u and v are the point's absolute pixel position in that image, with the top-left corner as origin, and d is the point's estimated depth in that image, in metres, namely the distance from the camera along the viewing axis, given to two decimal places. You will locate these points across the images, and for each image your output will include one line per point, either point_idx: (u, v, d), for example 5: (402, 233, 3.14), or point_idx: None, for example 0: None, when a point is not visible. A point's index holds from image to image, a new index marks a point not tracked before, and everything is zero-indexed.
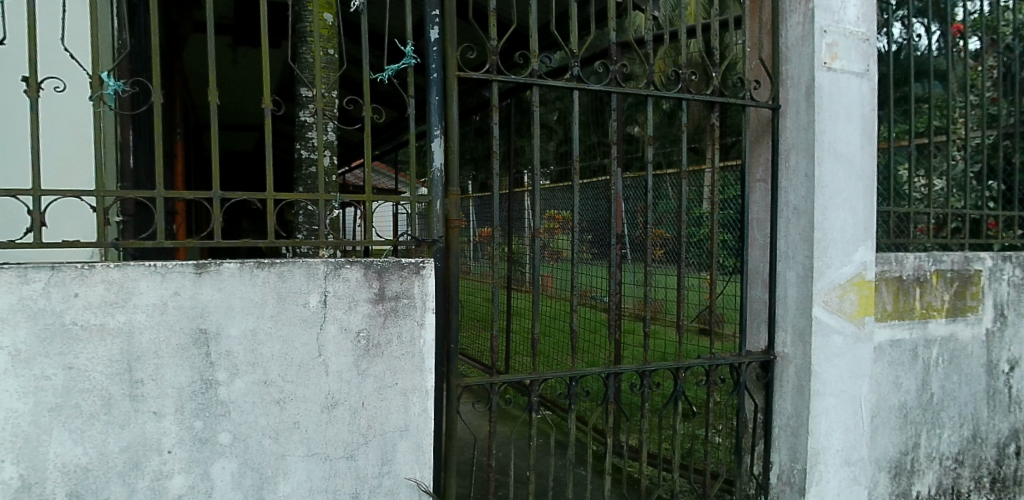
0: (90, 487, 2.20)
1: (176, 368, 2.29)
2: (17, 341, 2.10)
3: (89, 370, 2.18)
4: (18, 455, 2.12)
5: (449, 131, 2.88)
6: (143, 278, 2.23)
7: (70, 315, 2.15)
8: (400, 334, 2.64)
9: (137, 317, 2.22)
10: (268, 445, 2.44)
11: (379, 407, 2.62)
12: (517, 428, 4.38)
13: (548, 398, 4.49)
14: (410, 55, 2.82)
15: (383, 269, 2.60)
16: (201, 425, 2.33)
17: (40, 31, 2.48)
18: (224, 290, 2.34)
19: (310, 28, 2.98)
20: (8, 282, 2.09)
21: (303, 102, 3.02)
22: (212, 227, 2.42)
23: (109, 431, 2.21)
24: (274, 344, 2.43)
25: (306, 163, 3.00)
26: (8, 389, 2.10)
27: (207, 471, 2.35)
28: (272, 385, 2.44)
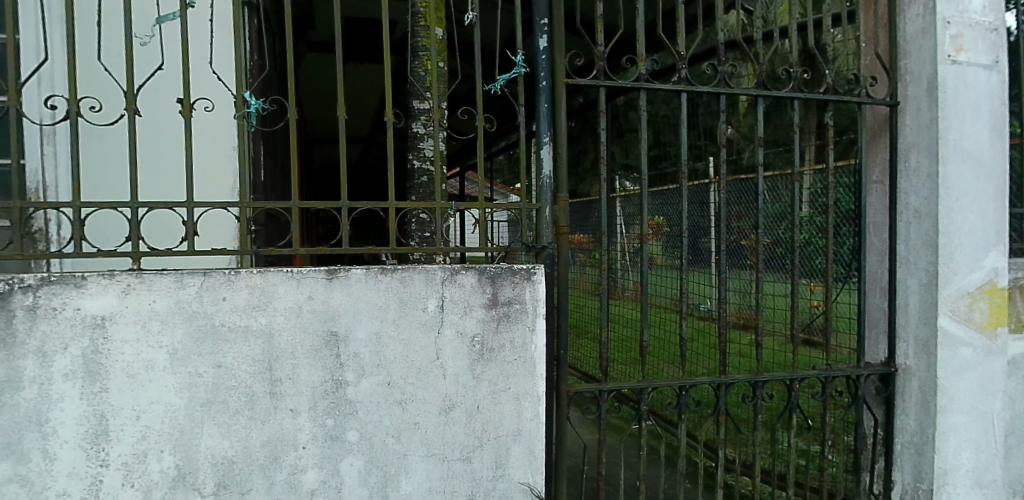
0: (235, 478, 2.34)
1: (310, 368, 2.42)
2: (174, 341, 2.25)
3: (235, 368, 2.32)
4: (174, 447, 2.27)
5: (558, 139, 2.92)
6: (281, 283, 2.37)
7: (219, 316, 2.30)
8: (513, 339, 2.68)
9: (276, 319, 2.37)
10: (392, 444, 2.54)
11: (493, 411, 2.67)
12: (623, 439, 4.31)
13: (655, 408, 4.39)
14: (520, 64, 2.87)
15: (496, 274, 2.66)
16: (332, 423, 2.45)
17: (191, 57, 2.69)
18: (352, 295, 2.46)
19: (424, 43, 3.09)
20: (167, 286, 2.24)
21: (416, 114, 3.13)
22: (341, 235, 2.57)
23: (252, 426, 2.35)
24: (396, 346, 2.53)
25: (419, 173, 3.12)
26: (167, 384, 2.25)
27: (338, 467, 2.46)
28: (394, 387, 2.53)
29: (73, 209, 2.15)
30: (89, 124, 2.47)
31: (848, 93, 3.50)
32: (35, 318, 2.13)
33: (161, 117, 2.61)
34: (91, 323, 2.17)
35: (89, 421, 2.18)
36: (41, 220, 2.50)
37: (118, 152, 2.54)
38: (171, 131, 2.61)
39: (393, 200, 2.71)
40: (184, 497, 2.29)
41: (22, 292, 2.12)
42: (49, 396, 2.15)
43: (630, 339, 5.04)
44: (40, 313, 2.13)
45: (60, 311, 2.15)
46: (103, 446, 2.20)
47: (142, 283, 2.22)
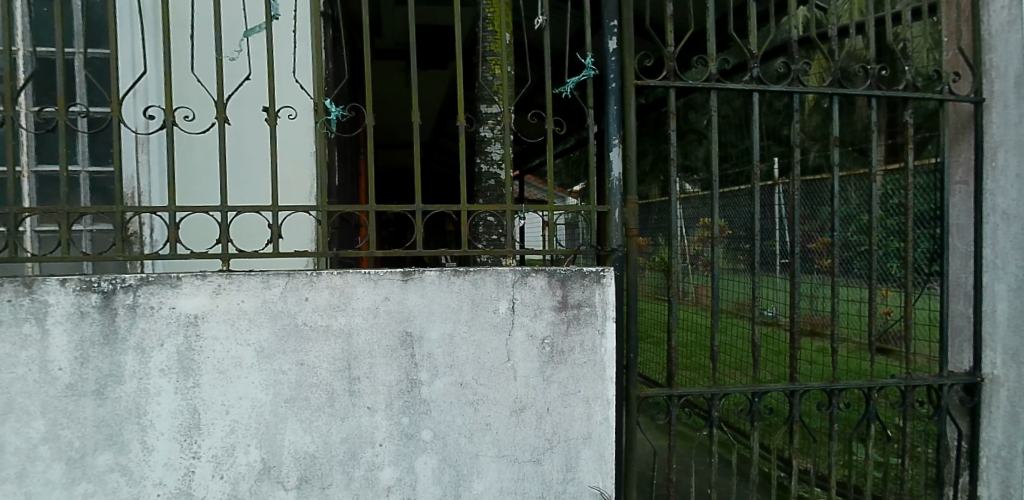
0: (316, 473, 2.40)
1: (387, 367, 2.47)
2: (261, 339, 2.33)
3: (317, 366, 2.40)
4: (260, 441, 2.34)
5: (627, 141, 2.92)
6: (359, 284, 2.44)
7: (302, 316, 2.38)
8: (583, 342, 2.68)
9: (355, 319, 2.43)
10: (465, 444, 2.57)
11: (563, 413, 2.67)
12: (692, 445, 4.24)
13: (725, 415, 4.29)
14: (589, 67, 2.88)
15: (566, 277, 2.66)
16: (407, 422, 2.50)
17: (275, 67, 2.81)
18: (426, 296, 2.51)
19: (492, 49, 3.13)
20: (254, 286, 2.32)
21: (483, 118, 3.16)
22: (415, 237, 2.64)
23: (332, 422, 2.41)
24: (468, 347, 2.56)
25: (486, 177, 3.16)
26: (254, 380, 2.33)
27: (412, 464, 2.51)
28: (467, 388, 2.56)
29: (168, 212, 2.25)
30: (182, 133, 2.59)
31: (928, 90, 3.36)
32: (134, 315, 2.21)
33: (247, 124, 2.72)
34: (184, 321, 2.25)
35: (181, 415, 2.26)
36: (138, 224, 2.65)
37: (207, 158, 2.67)
38: (256, 138, 2.72)
39: (465, 204, 2.78)
40: (269, 490, 2.36)
41: (123, 291, 2.20)
42: (147, 390, 2.23)
43: (698, 346, 4.94)
44: (140, 312, 2.21)
45: (156, 309, 2.23)
46: (195, 439, 2.28)
47: (231, 283, 2.30)
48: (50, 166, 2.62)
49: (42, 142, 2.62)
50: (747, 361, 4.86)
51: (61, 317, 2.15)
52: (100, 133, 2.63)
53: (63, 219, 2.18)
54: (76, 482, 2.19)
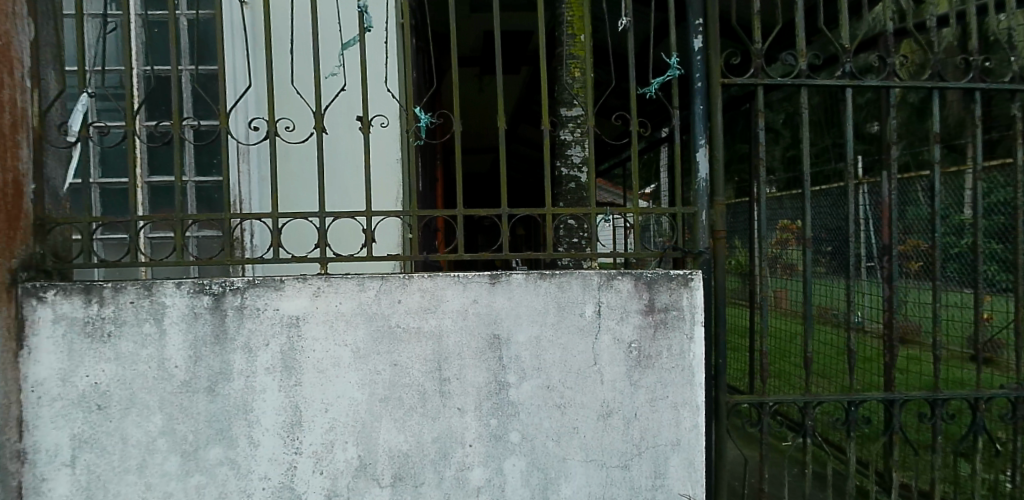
0: (409, 471, 2.44)
1: (476, 369, 2.50)
2: (357, 339, 2.39)
3: (409, 367, 2.44)
4: (356, 438, 2.39)
5: (713, 141, 2.88)
6: (449, 287, 2.48)
7: (395, 318, 2.43)
8: (671, 347, 2.63)
9: (445, 321, 2.48)
10: (552, 447, 2.56)
11: (651, 419, 2.63)
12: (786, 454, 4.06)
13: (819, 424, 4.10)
14: (674, 66, 2.84)
15: (653, 280, 2.62)
16: (495, 423, 2.51)
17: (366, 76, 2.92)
18: (513, 299, 2.53)
19: (573, 51, 3.13)
20: (351, 289, 2.39)
21: (563, 121, 3.16)
22: (502, 240, 2.68)
23: (424, 422, 2.45)
24: (555, 350, 2.56)
25: (568, 180, 3.15)
26: (351, 379, 2.39)
27: (502, 466, 2.52)
28: (554, 391, 2.56)
29: (272, 219, 2.35)
30: (283, 142, 2.71)
31: None
32: (241, 317, 2.29)
33: (341, 132, 2.84)
34: (288, 322, 2.33)
35: (285, 412, 2.32)
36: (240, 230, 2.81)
37: (304, 165, 2.78)
38: (349, 145, 2.82)
39: (550, 207, 2.82)
40: (365, 487, 2.41)
41: (232, 293, 2.28)
42: (254, 387, 2.29)
43: (791, 354, 4.64)
44: (247, 313, 2.29)
45: (262, 311, 2.30)
46: (297, 435, 2.33)
47: (330, 286, 2.36)
48: (162, 177, 2.79)
49: (155, 154, 2.80)
50: (840, 369, 4.61)
51: (177, 317, 2.23)
52: (207, 146, 2.79)
53: (178, 226, 2.30)
54: (191, 475, 2.25)
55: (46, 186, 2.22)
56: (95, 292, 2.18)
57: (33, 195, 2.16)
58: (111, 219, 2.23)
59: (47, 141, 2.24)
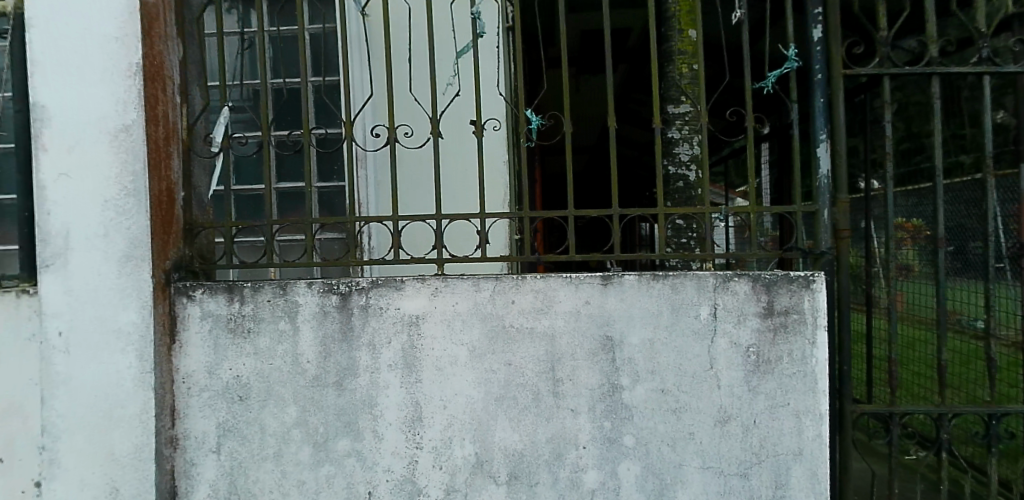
0: (525, 471, 2.46)
1: (589, 370, 2.49)
2: (473, 339, 2.44)
3: (523, 367, 2.46)
4: (473, 436, 2.43)
5: (836, 135, 2.73)
6: (561, 288, 2.48)
7: (509, 318, 2.46)
8: (791, 352, 2.51)
9: (558, 322, 2.48)
10: (668, 453, 2.51)
11: (771, 427, 2.52)
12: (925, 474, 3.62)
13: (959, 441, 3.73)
14: (792, 58, 2.72)
15: (772, 282, 2.51)
16: (609, 426, 2.49)
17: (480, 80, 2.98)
18: (626, 300, 2.50)
19: (681, 47, 3.07)
20: (467, 289, 2.44)
21: (671, 118, 3.11)
22: (613, 241, 2.66)
23: (538, 422, 2.46)
24: (669, 353, 2.51)
25: (676, 178, 3.08)
26: (467, 377, 2.43)
27: (616, 469, 2.50)
28: (669, 395, 2.51)
29: (392, 221, 2.43)
30: (403, 147, 2.81)
31: None
32: (366, 315, 2.39)
33: (452, 136, 2.91)
34: (408, 321, 2.41)
35: (406, 407, 2.40)
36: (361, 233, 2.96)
37: (418, 169, 2.87)
38: (460, 150, 2.89)
39: (661, 207, 2.78)
40: (482, 484, 2.44)
41: (357, 293, 2.38)
42: (378, 383, 2.39)
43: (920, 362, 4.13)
44: (371, 312, 2.39)
45: (384, 310, 2.40)
46: (418, 430, 2.40)
47: (447, 286, 2.42)
48: (293, 183, 2.97)
49: (285, 162, 2.98)
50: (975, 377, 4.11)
51: (309, 315, 2.35)
52: (327, 153, 2.92)
53: (307, 229, 2.41)
54: (322, 464, 2.37)
55: (193, 193, 2.37)
56: (237, 291, 2.32)
57: (182, 202, 2.32)
58: (249, 223, 2.38)
59: (194, 151, 2.38)
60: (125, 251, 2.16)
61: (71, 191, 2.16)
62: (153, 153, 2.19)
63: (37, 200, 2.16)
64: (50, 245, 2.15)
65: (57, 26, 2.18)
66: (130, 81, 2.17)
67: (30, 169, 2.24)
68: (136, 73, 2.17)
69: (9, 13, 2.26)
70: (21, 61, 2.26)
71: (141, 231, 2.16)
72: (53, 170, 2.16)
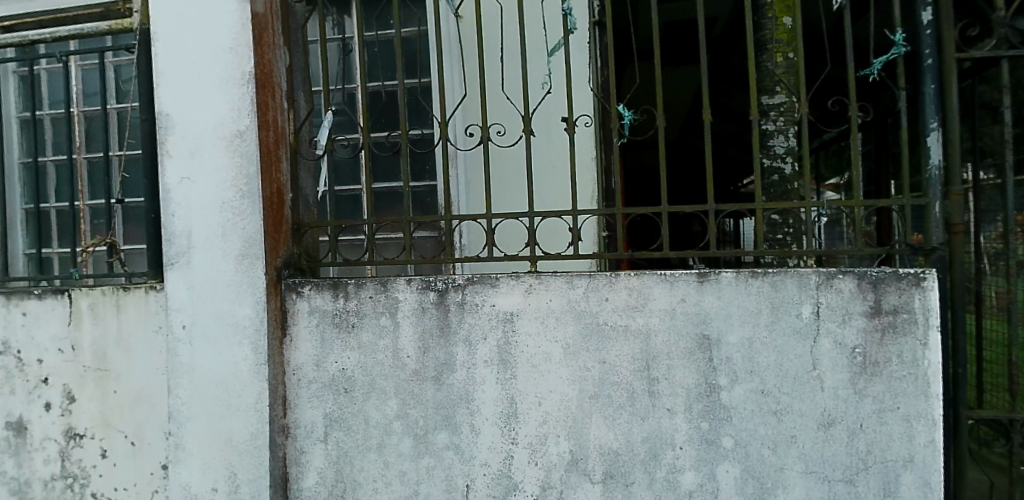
0: (620, 470, 2.44)
1: (685, 369, 2.44)
2: (568, 336, 2.44)
3: (618, 365, 2.44)
4: (569, 433, 2.43)
5: (949, 124, 2.56)
6: (655, 286, 2.43)
7: (603, 315, 2.44)
8: (901, 354, 2.38)
9: (653, 320, 2.44)
10: (769, 456, 2.43)
11: (880, 432, 2.40)
12: None
13: None
14: (900, 43, 2.56)
15: (879, 279, 2.38)
16: (707, 427, 2.44)
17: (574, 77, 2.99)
18: (723, 298, 2.43)
19: (775, 35, 2.96)
20: (560, 287, 2.43)
21: (765, 110, 3.01)
22: (708, 237, 2.60)
23: (633, 421, 2.43)
24: (769, 353, 2.43)
25: (771, 171, 2.97)
26: (561, 374, 2.43)
27: (714, 471, 2.44)
28: (770, 396, 2.43)
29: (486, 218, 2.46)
30: (497, 146, 2.87)
31: None
32: (463, 312, 2.43)
33: (544, 133, 2.95)
34: (503, 317, 2.43)
35: (502, 403, 2.43)
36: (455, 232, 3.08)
37: (508, 167, 2.93)
38: (551, 146, 2.91)
39: (758, 202, 2.66)
40: (577, 481, 2.44)
41: (454, 290, 2.43)
42: (474, 379, 2.43)
43: None
44: (467, 308, 2.43)
45: (480, 307, 2.43)
46: (514, 426, 2.42)
47: (540, 283, 2.43)
48: (391, 183, 3.11)
49: (382, 164, 3.12)
50: None
51: (408, 311, 2.42)
52: (423, 153, 3.02)
53: (406, 228, 2.46)
54: (422, 456, 2.43)
55: (300, 194, 2.48)
56: (342, 287, 2.42)
57: (290, 202, 2.43)
58: (351, 222, 2.46)
59: (300, 154, 2.48)
60: (241, 250, 2.28)
61: (192, 194, 2.31)
62: (264, 156, 2.30)
63: (163, 202, 2.33)
64: (174, 245, 2.31)
65: (177, 40, 2.33)
66: (242, 89, 2.29)
67: (157, 174, 2.41)
68: (248, 81, 2.28)
69: (136, 30, 2.45)
70: (147, 73, 2.44)
71: (254, 231, 2.27)
72: (176, 174, 2.32)
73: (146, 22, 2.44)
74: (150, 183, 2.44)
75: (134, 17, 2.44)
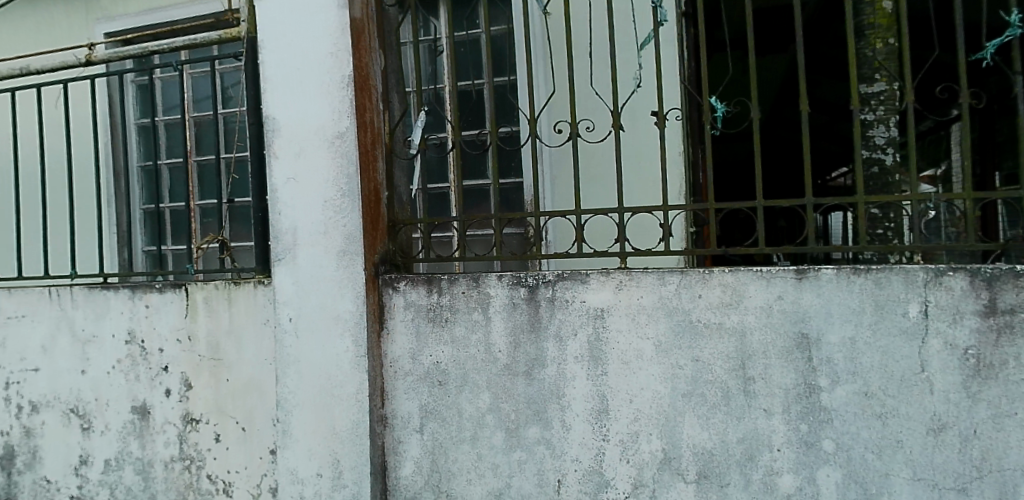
0: (714, 470, 2.38)
1: (783, 369, 2.34)
2: (659, 333, 2.39)
3: (712, 363, 2.37)
4: (661, 432, 2.39)
5: None
6: (751, 282, 2.35)
7: (696, 313, 2.38)
8: (1021, 356, 2.16)
9: (749, 318, 2.35)
10: (873, 461, 2.30)
11: (996, 438, 2.21)
12: None
13: None
14: (1015, 25, 2.34)
15: (994, 277, 2.18)
16: (806, 429, 2.33)
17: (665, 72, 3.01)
18: (823, 296, 2.31)
19: (872, 21, 2.84)
20: (651, 283, 2.39)
21: (863, 99, 2.86)
22: (807, 233, 2.50)
23: (729, 421, 2.37)
24: (874, 354, 2.29)
25: (871, 163, 2.82)
26: (653, 372, 2.39)
27: (814, 475, 2.34)
28: (874, 398, 2.29)
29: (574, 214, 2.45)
30: (585, 142, 2.95)
31: None
32: (553, 307, 2.44)
33: (634, 128, 3.01)
34: (593, 314, 2.42)
35: (593, 399, 2.42)
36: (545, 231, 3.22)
37: (597, 162, 3.03)
38: (641, 139, 2.99)
39: (860, 195, 2.50)
40: (671, 480, 2.40)
41: (544, 286, 2.44)
42: (565, 375, 2.44)
43: None
44: (557, 304, 2.44)
45: (570, 303, 2.43)
46: (605, 423, 2.42)
47: (631, 280, 2.40)
48: (479, 181, 3.26)
49: (473, 163, 3.29)
50: None
51: (499, 307, 2.46)
52: (511, 149, 3.16)
53: (495, 224, 2.43)
54: (514, 449, 2.46)
55: (395, 192, 2.56)
56: (435, 283, 2.48)
57: (386, 200, 2.52)
58: (442, 218, 2.48)
59: (395, 153, 2.57)
60: (342, 247, 2.37)
61: (297, 194, 2.42)
62: (363, 156, 2.38)
63: (271, 200, 2.46)
64: (281, 241, 2.44)
65: (282, 47, 2.45)
66: (343, 92, 2.37)
67: (265, 174, 2.55)
68: (347, 85, 2.37)
69: (243, 38, 2.58)
70: (254, 78, 2.57)
71: (355, 229, 2.36)
72: (283, 175, 2.45)
73: (253, 30, 2.57)
74: (259, 183, 2.58)
75: (241, 26, 2.58)
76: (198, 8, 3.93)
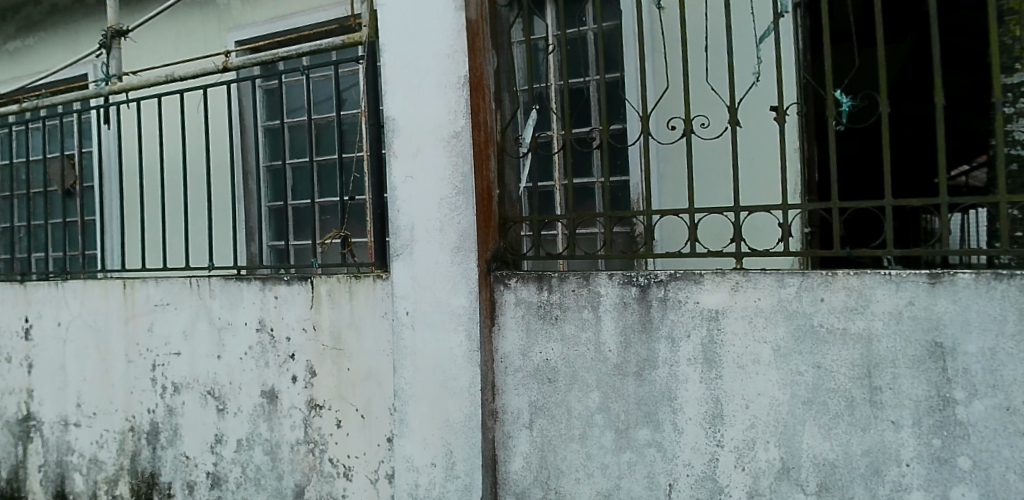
0: (837, 483, 2.23)
1: (913, 379, 2.13)
2: (778, 337, 2.28)
3: (835, 370, 2.22)
4: (779, 440, 2.29)
5: None
6: (879, 286, 2.17)
7: (818, 317, 2.24)
8: None
9: (876, 324, 2.17)
10: (1016, 483, 2.02)
11: None
12: None
13: None
14: None
15: None
16: (939, 444, 2.10)
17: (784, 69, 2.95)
18: (960, 303, 2.08)
19: None
20: (768, 284, 2.29)
21: None
22: (941, 234, 2.30)
23: (852, 432, 2.20)
24: (1018, 366, 2.01)
25: None
26: (771, 377, 2.29)
27: (948, 495, 2.10)
28: (1018, 414, 2.01)
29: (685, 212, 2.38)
30: (700, 138, 2.98)
31: None
32: (666, 308, 2.40)
33: (750, 125, 3.02)
34: (707, 315, 2.36)
35: (707, 403, 2.36)
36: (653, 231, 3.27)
37: (708, 161, 3.04)
38: (758, 136, 2.99)
39: (1002, 193, 2.26)
40: (789, 491, 2.28)
41: (656, 286, 2.41)
42: (677, 376, 2.39)
43: None
44: (670, 304, 2.40)
45: (684, 303, 2.38)
46: (720, 428, 2.35)
47: (749, 281, 2.31)
48: (585, 179, 3.36)
49: (580, 160, 3.39)
50: None
51: (610, 306, 2.45)
52: (619, 148, 3.23)
53: (608, 220, 2.38)
54: (624, 450, 2.45)
55: (506, 191, 2.59)
56: (546, 280, 2.51)
57: (498, 199, 2.56)
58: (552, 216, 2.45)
59: (506, 152, 2.59)
60: (456, 243, 2.43)
61: (414, 192, 2.52)
62: (477, 154, 2.43)
63: (391, 198, 2.57)
64: (400, 237, 2.55)
65: (400, 51, 2.55)
66: (458, 93, 2.42)
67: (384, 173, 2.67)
68: (463, 85, 2.41)
69: (363, 43, 2.69)
70: (374, 82, 2.70)
71: (468, 226, 2.41)
72: (401, 173, 2.55)
73: (373, 35, 2.68)
74: (379, 181, 2.71)
75: (362, 31, 2.70)
76: (318, 15, 4.13)
